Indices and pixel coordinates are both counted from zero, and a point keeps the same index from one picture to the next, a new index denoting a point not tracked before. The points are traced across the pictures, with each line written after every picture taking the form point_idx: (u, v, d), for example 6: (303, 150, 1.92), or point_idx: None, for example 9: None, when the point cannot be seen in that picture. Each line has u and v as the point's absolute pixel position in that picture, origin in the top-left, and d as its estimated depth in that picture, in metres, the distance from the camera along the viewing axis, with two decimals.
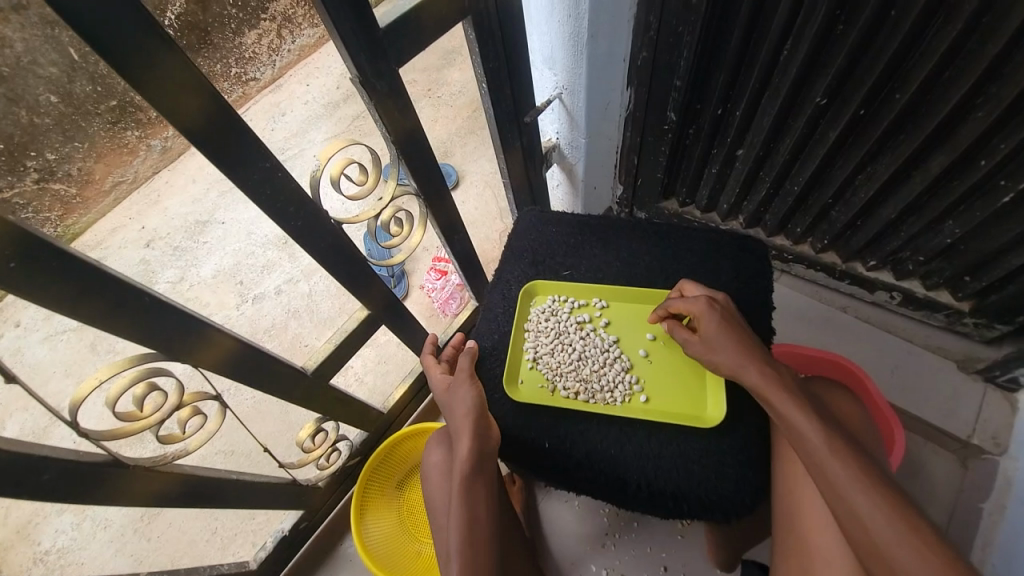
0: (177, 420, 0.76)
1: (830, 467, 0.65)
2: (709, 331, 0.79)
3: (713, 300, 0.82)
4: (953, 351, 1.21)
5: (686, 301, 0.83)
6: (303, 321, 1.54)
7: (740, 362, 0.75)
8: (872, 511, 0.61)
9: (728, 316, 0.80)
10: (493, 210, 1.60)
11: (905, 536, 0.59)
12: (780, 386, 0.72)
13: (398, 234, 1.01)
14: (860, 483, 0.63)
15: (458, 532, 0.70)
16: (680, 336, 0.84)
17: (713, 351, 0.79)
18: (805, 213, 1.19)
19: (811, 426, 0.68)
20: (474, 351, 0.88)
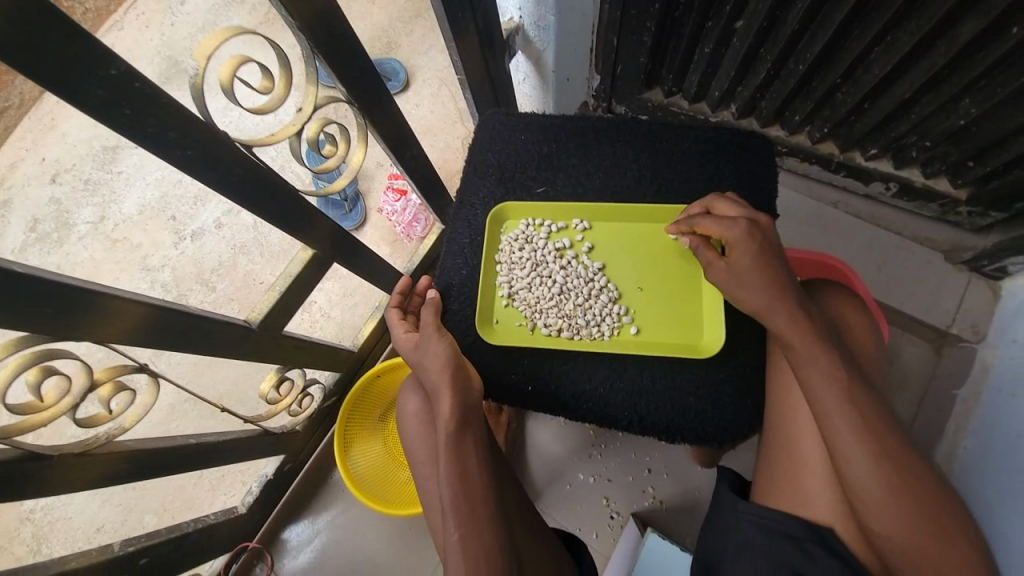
0: (99, 401, 0.66)
1: (827, 400, 0.60)
2: (740, 261, 0.69)
3: (754, 226, 0.70)
4: (941, 241, 1.17)
5: (723, 223, 0.71)
6: (251, 256, 1.32)
7: (770, 301, 0.66)
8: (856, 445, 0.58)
9: (769, 247, 0.69)
10: (451, 113, 1.35)
11: (884, 471, 0.57)
12: (805, 328, 0.63)
13: (332, 154, 0.83)
14: (853, 417, 0.59)
15: (450, 489, 0.64)
16: (703, 261, 0.73)
17: (739, 286, 0.68)
18: (806, 97, 1.03)
19: (823, 362, 0.61)
20: (437, 299, 0.78)
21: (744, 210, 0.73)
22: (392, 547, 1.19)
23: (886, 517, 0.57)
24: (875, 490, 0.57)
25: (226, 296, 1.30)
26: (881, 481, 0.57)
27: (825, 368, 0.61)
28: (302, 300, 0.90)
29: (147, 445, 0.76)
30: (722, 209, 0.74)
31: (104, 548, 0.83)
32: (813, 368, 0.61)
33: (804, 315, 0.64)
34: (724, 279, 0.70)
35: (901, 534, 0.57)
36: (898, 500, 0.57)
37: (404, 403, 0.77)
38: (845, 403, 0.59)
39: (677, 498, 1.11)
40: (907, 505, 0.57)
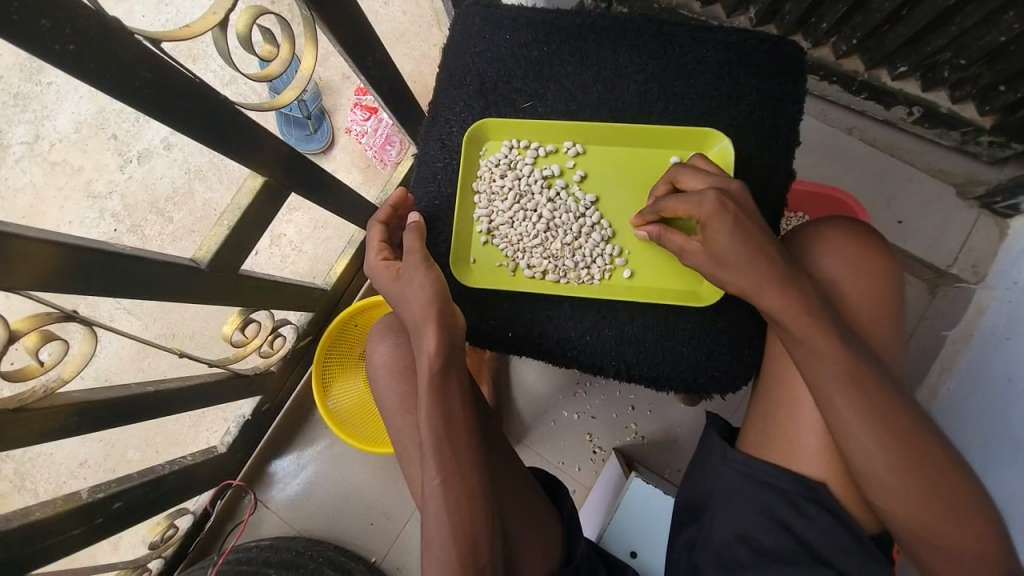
0: (26, 351, 0.58)
1: (833, 390, 0.54)
2: (720, 246, 0.60)
3: (723, 197, 0.60)
4: (955, 174, 1.10)
5: (690, 202, 0.62)
6: (210, 183, 1.14)
7: (758, 281, 0.58)
8: (863, 430, 0.54)
9: (744, 216, 0.59)
10: (427, 14, 1.16)
11: (891, 455, 0.53)
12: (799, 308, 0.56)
13: (272, 56, 0.67)
14: (858, 402, 0.54)
15: (430, 433, 0.59)
16: (674, 245, 0.65)
17: (723, 272, 0.60)
18: (837, 1, 0.89)
19: (826, 352, 0.55)
20: (421, 224, 0.67)
21: (714, 180, 0.63)
22: (379, 479, 1.20)
23: (891, 495, 0.54)
24: (882, 472, 0.54)
25: (186, 228, 1.13)
26: (887, 464, 0.53)
27: (830, 357, 0.55)
28: (259, 236, 0.80)
29: (98, 397, 0.71)
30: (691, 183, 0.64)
31: (72, 496, 0.81)
32: (814, 358, 0.55)
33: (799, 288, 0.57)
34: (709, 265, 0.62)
35: (904, 511, 0.54)
36: (908, 481, 0.53)
37: (378, 345, 0.70)
38: (850, 391, 0.54)
39: (656, 434, 1.12)
40: (916, 484, 0.53)
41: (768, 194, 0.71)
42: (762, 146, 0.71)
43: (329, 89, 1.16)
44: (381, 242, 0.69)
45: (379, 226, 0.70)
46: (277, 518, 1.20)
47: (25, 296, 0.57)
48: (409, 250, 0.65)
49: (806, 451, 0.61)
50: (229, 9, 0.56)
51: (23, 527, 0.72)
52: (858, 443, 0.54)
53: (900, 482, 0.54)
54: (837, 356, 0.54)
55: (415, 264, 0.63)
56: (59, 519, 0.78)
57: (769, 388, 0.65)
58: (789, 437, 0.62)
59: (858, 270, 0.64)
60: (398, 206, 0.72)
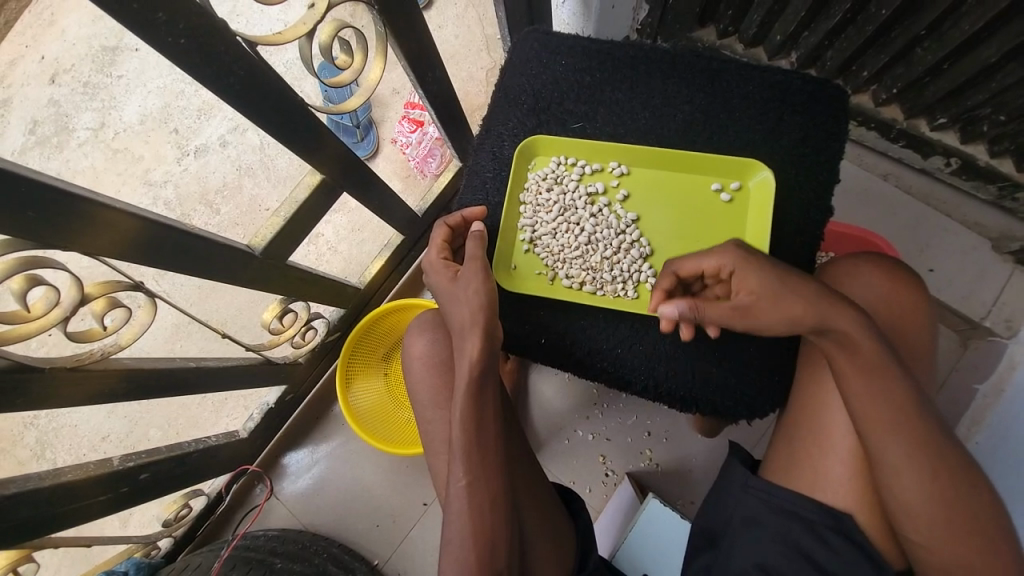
0: (92, 315, 0.63)
1: (872, 416, 0.56)
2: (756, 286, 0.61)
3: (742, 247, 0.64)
4: (991, 228, 1.08)
5: (713, 255, 0.64)
6: (258, 181, 1.18)
7: (819, 311, 0.58)
8: (908, 459, 0.54)
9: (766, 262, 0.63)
10: (478, 39, 1.22)
11: (928, 483, 0.54)
12: (852, 333, 0.57)
13: (346, 66, 0.74)
14: (906, 430, 0.55)
15: (462, 435, 0.60)
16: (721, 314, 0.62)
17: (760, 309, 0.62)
18: (881, 50, 0.91)
19: (880, 381, 0.56)
20: (484, 233, 0.69)
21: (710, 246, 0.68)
22: (390, 480, 1.21)
23: (929, 528, 0.54)
24: (929, 509, 0.54)
25: (231, 220, 1.18)
26: (928, 495, 0.54)
27: (881, 384, 0.56)
28: (310, 230, 0.85)
29: (146, 366, 0.75)
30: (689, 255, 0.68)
31: (104, 462, 0.85)
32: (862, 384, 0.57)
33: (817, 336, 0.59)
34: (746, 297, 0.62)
35: (942, 547, 0.54)
36: (945, 514, 0.54)
37: (419, 340, 0.73)
38: (893, 414, 0.55)
39: (673, 462, 1.11)
40: (954, 519, 0.54)
41: (804, 228, 0.73)
42: (802, 182, 0.73)
43: (379, 102, 1.18)
44: (443, 242, 0.71)
45: (444, 228, 0.72)
46: (286, 510, 1.22)
47: (100, 263, 0.62)
48: (470, 256, 0.66)
49: (829, 483, 0.61)
50: (317, 20, 0.63)
51: (55, 486, 0.75)
52: (901, 474, 0.55)
53: (936, 515, 0.54)
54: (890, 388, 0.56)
55: (473, 270, 0.65)
56: (90, 483, 0.81)
57: (797, 419, 0.66)
58: (812, 465, 0.63)
59: (889, 306, 0.65)
60: (471, 218, 0.74)
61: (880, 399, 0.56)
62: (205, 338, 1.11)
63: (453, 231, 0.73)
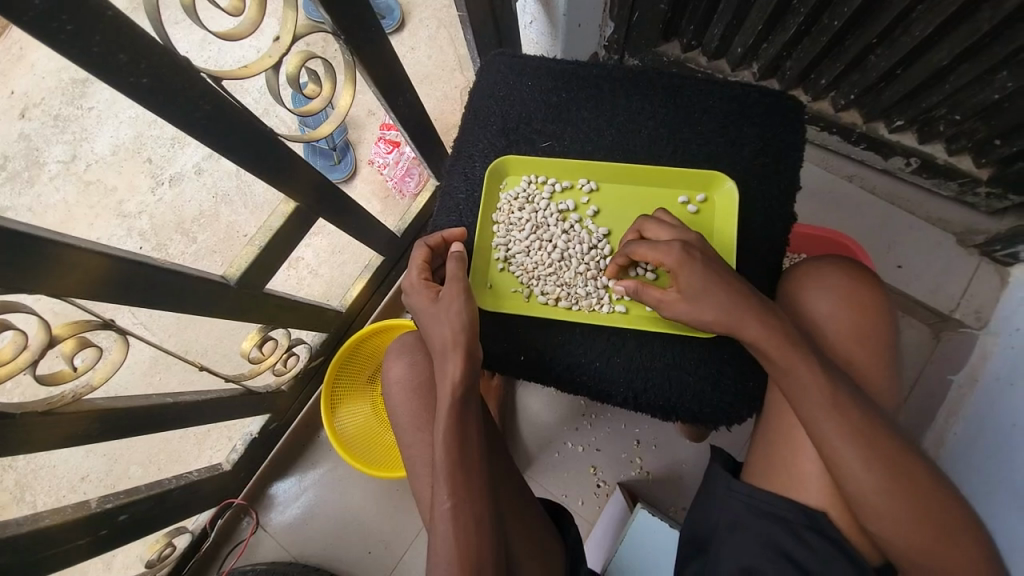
0: (63, 357, 0.62)
1: (818, 415, 0.57)
2: (688, 284, 0.64)
3: (688, 247, 0.65)
4: (953, 223, 1.12)
5: (658, 249, 0.67)
6: (235, 207, 1.18)
7: (736, 320, 0.61)
8: (857, 458, 0.55)
9: (711, 263, 0.64)
10: (450, 59, 1.24)
11: (881, 478, 0.55)
12: (780, 343, 0.59)
13: (316, 94, 0.75)
14: (851, 429, 0.56)
15: (445, 458, 0.60)
16: (652, 298, 0.68)
17: (699, 309, 0.63)
18: (836, 59, 0.94)
19: (814, 383, 0.57)
20: (463, 255, 0.69)
21: (677, 231, 0.69)
22: (380, 505, 1.19)
23: (889, 523, 0.55)
24: (894, 506, 0.55)
25: (208, 248, 1.17)
26: (884, 492, 0.55)
27: (824, 385, 0.57)
28: (286, 257, 0.84)
29: (122, 404, 0.73)
30: (654, 233, 0.70)
31: (81, 505, 0.82)
32: (802, 385, 0.58)
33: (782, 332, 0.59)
34: (677, 301, 0.65)
35: (906, 541, 0.55)
36: (903, 507, 0.55)
37: (397, 363, 0.73)
38: (846, 409, 0.56)
39: (662, 469, 1.11)
40: (911, 510, 0.55)
41: (770, 234, 0.75)
42: (765, 192, 0.75)
43: (354, 124, 1.17)
44: (423, 263, 0.71)
45: (424, 248, 0.72)
46: (275, 542, 1.19)
47: (70, 303, 0.61)
48: (452, 278, 0.66)
49: (806, 484, 0.62)
50: (283, 52, 0.64)
51: (32, 533, 0.73)
52: (851, 473, 0.56)
53: (896, 509, 0.55)
54: (829, 388, 0.57)
55: (454, 293, 0.65)
56: (68, 528, 0.78)
57: (776, 422, 0.67)
58: (790, 466, 0.64)
59: (852, 308, 0.67)
60: (452, 239, 0.74)
61: (820, 396, 0.57)
62: (184, 370, 1.09)
63: (433, 252, 0.73)
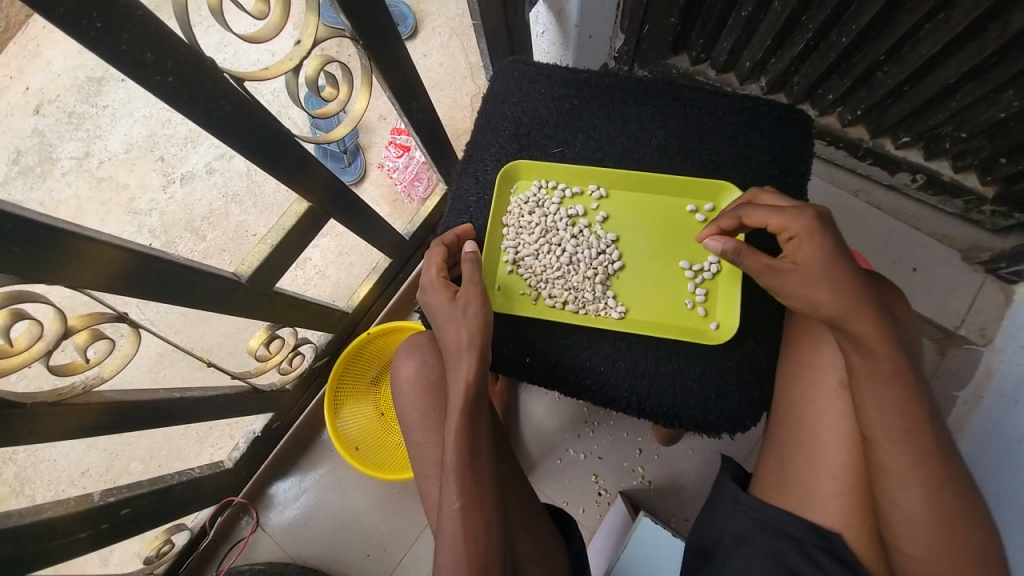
0: (75, 348, 0.63)
1: (885, 413, 0.57)
2: (807, 258, 0.62)
3: (821, 217, 0.63)
4: (960, 239, 1.13)
5: (787, 215, 0.64)
6: (245, 207, 1.19)
7: (848, 305, 0.59)
8: (907, 460, 0.56)
9: (837, 240, 0.63)
10: (462, 67, 1.25)
11: (925, 488, 0.55)
12: (881, 334, 0.58)
13: (332, 97, 0.78)
14: (908, 433, 0.56)
15: (455, 456, 0.60)
16: (755, 263, 0.65)
17: (812, 289, 0.61)
18: (844, 74, 0.96)
19: (892, 382, 0.57)
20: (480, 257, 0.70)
21: (797, 202, 0.67)
22: (380, 507, 1.19)
23: (914, 527, 0.56)
24: (920, 516, 0.56)
25: (217, 247, 1.18)
26: (920, 499, 0.56)
27: (892, 386, 0.57)
28: (296, 256, 0.85)
29: (130, 398, 0.74)
30: (768, 201, 0.68)
31: (85, 497, 0.82)
32: (875, 383, 0.58)
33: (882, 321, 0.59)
34: (792, 272, 0.63)
35: (926, 552, 0.56)
36: (937, 523, 0.55)
37: (405, 362, 0.73)
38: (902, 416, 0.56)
39: (664, 479, 1.11)
40: (940, 523, 0.55)
41: (777, 244, 0.76)
42: None
43: (366, 128, 1.16)
44: (441, 261, 0.71)
45: (441, 248, 0.72)
46: (273, 542, 1.19)
47: (85, 296, 0.62)
48: (470, 278, 0.67)
49: (811, 496, 0.63)
50: (303, 56, 0.65)
51: (36, 523, 0.73)
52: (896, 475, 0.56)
53: (930, 518, 0.55)
54: (897, 391, 0.57)
55: (472, 294, 0.66)
56: (70, 520, 0.79)
57: (780, 433, 0.67)
58: (796, 477, 0.64)
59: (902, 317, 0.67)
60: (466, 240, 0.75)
61: (887, 399, 0.57)
62: (189, 367, 1.10)
63: (450, 251, 0.73)
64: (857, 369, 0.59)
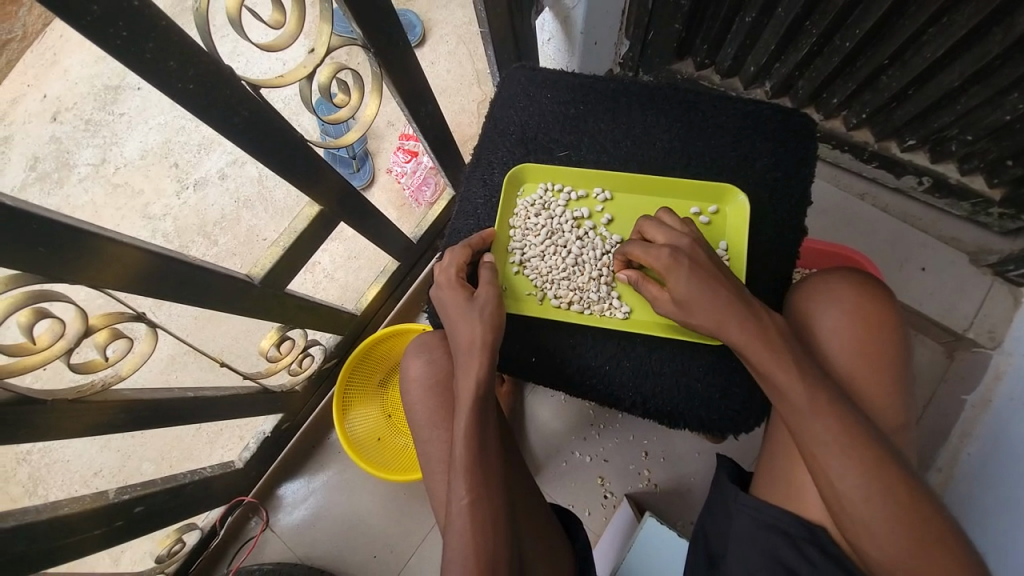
0: (95, 346, 0.65)
1: (804, 423, 0.58)
2: (678, 290, 0.66)
3: (677, 252, 0.67)
4: (967, 243, 1.13)
5: (651, 253, 0.69)
6: (256, 212, 1.22)
7: (728, 318, 0.63)
8: (844, 466, 0.55)
9: (698, 265, 0.66)
10: (469, 74, 1.27)
11: (874, 494, 0.55)
12: (765, 344, 0.61)
13: (344, 104, 0.79)
14: (839, 438, 0.56)
15: (465, 453, 0.61)
16: (648, 294, 0.70)
17: (689, 313, 0.66)
18: (848, 78, 0.96)
19: (802, 390, 0.58)
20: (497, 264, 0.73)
21: (672, 233, 0.70)
22: (387, 509, 1.20)
23: (877, 535, 0.54)
24: (875, 523, 0.54)
25: (228, 251, 1.21)
26: (872, 506, 0.54)
27: (806, 392, 0.58)
28: (307, 259, 0.87)
29: (146, 396, 0.76)
30: (652, 235, 0.72)
31: (100, 495, 0.84)
32: (788, 391, 0.59)
33: (768, 333, 0.62)
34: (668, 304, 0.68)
35: (897, 560, 0.54)
36: (900, 529, 0.54)
37: (415, 361, 0.74)
38: (830, 423, 0.57)
39: (671, 482, 1.11)
40: (900, 527, 0.54)
41: (781, 246, 0.76)
42: (776, 204, 0.77)
43: (375, 135, 1.23)
44: (463, 262, 0.72)
45: (466, 249, 0.74)
46: (281, 543, 1.20)
47: (106, 296, 0.64)
48: (487, 282, 0.70)
49: (812, 495, 0.63)
50: (316, 64, 0.68)
51: (51, 519, 0.75)
52: (838, 481, 0.56)
53: (890, 524, 0.54)
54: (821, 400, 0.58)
55: (490, 296, 0.68)
56: (85, 517, 0.80)
57: (781, 433, 0.68)
58: (796, 477, 0.65)
59: (852, 325, 0.67)
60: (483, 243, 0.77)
61: (806, 407, 0.58)
62: (201, 368, 1.12)
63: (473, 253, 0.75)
64: (765, 382, 0.61)
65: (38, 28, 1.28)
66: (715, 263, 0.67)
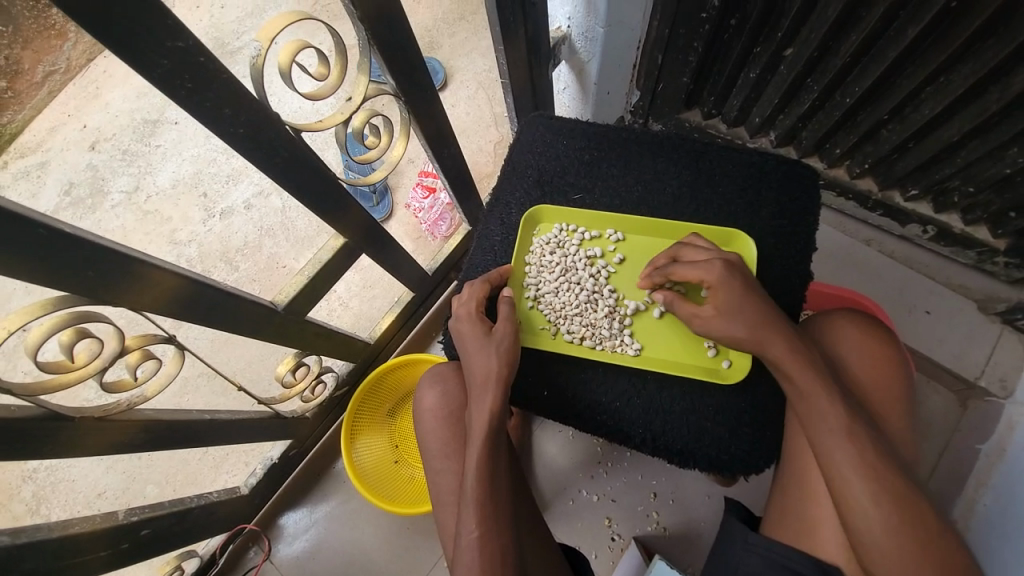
0: (126, 366, 0.67)
1: (832, 443, 0.59)
2: (725, 302, 0.69)
3: (730, 264, 0.71)
4: (974, 290, 1.14)
5: (700, 266, 0.72)
6: (278, 240, 1.27)
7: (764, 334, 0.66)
8: (863, 489, 0.57)
9: (748, 282, 0.70)
10: (486, 116, 1.34)
11: (892, 524, 0.55)
12: (801, 362, 0.64)
13: (373, 145, 0.86)
14: (859, 459, 0.58)
15: (476, 485, 0.62)
16: (686, 311, 0.73)
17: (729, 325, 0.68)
18: (850, 130, 1.01)
19: (829, 411, 0.61)
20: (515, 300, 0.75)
21: (713, 251, 0.74)
22: (389, 543, 1.18)
23: (893, 564, 0.55)
24: (889, 549, 0.55)
25: (248, 276, 1.25)
26: (891, 534, 0.55)
27: (829, 410, 0.61)
28: (328, 288, 0.90)
29: (167, 416, 0.78)
30: (690, 256, 0.75)
31: (109, 515, 0.85)
32: (815, 407, 0.61)
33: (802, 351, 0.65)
34: (706, 316, 0.71)
35: None
36: (915, 562, 0.54)
37: (431, 390, 0.76)
38: (851, 445, 0.58)
39: (679, 525, 1.09)
40: (917, 559, 0.54)
41: (790, 289, 0.79)
42: (783, 248, 0.80)
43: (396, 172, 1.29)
44: (481, 297, 0.75)
45: (483, 284, 0.76)
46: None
47: (141, 318, 0.68)
48: (506, 317, 0.72)
49: (823, 536, 0.63)
50: (353, 110, 0.74)
51: (63, 538, 0.75)
52: (862, 505, 0.56)
53: (905, 554, 0.55)
54: (846, 419, 0.60)
55: (508, 332, 0.71)
56: (94, 537, 0.80)
57: (792, 470, 0.69)
58: (807, 516, 0.65)
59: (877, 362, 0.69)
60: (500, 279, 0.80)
61: (832, 427, 0.60)
62: (215, 391, 1.14)
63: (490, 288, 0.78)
64: (795, 400, 0.64)
65: (82, 62, 1.37)
66: (755, 283, 0.71)
